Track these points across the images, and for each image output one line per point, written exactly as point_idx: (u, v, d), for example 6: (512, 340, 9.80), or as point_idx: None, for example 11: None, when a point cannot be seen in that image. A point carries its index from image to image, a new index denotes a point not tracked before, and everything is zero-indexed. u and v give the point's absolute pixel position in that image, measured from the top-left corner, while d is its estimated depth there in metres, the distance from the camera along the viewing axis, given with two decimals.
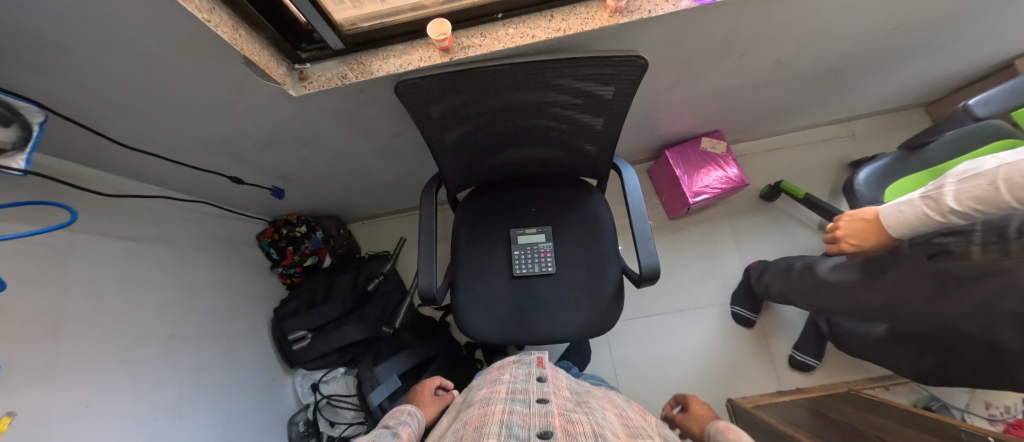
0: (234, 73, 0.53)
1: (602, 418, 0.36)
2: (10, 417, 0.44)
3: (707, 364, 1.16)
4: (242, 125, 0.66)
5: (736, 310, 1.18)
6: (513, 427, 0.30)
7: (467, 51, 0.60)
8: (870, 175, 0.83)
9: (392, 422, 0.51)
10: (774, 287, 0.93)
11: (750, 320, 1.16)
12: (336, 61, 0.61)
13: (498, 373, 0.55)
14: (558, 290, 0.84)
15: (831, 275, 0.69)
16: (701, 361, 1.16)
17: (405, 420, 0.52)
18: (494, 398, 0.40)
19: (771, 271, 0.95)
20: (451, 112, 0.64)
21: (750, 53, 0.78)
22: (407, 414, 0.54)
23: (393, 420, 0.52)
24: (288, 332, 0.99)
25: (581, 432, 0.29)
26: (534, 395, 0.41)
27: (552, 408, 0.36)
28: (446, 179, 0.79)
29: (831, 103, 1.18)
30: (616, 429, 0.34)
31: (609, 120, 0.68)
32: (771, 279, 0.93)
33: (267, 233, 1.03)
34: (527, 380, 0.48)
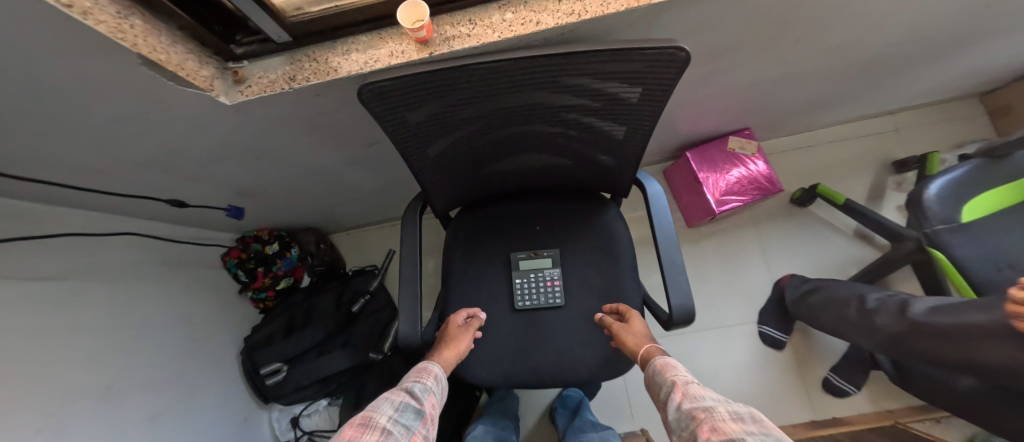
0: (139, 79, 0.39)
1: None
2: None
3: (732, 391, 1.05)
4: (175, 144, 0.52)
5: (764, 329, 1.07)
6: None
7: (452, 43, 0.46)
8: (948, 184, 0.70)
9: (416, 385, 0.54)
10: (834, 315, 0.84)
11: (781, 342, 1.06)
12: (282, 57, 0.47)
13: None
14: (567, 324, 0.72)
15: (921, 314, 0.60)
16: (724, 387, 1.05)
17: (428, 386, 0.56)
18: None
19: (831, 299, 0.85)
20: (433, 120, 0.50)
21: (803, 38, 0.63)
22: (432, 378, 0.58)
23: (416, 382, 0.55)
24: (262, 364, 0.88)
25: None
26: None
27: None
28: (433, 198, 0.65)
29: (879, 95, 1.02)
30: None
31: (633, 127, 0.54)
32: (831, 310, 0.85)
33: (233, 253, 0.91)
34: None
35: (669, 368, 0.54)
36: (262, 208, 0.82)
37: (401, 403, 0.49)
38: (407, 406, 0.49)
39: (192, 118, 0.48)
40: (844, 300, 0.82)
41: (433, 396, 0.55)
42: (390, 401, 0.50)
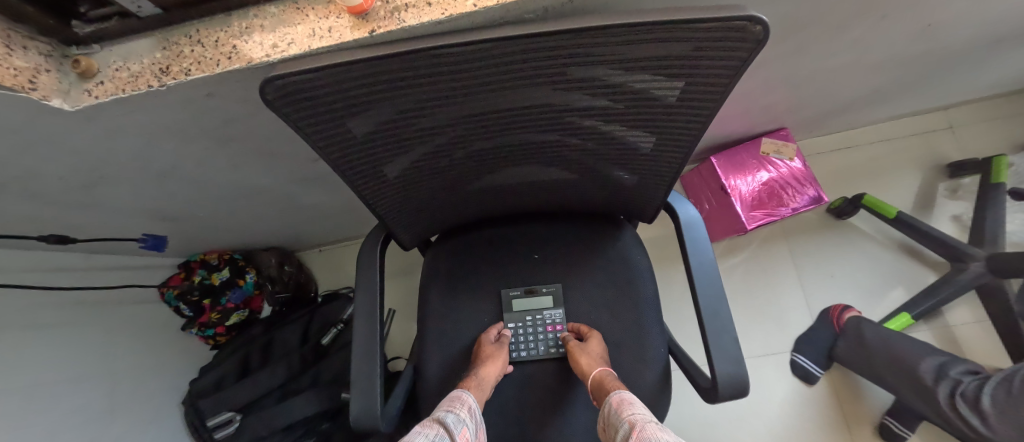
0: None
1: None
2: None
3: (761, 433, 0.91)
4: (25, 163, 0.37)
5: (798, 359, 0.92)
6: None
7: (402, 15, 0.31)
8: None
9: (448, 415, 0.45)
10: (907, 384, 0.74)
11: (815, 376, 0.91)
12: (153, 40, 0.32)
13: None
14: (573, 380, 0.57)
15: None
16: (752, 428, 0.91)
17: (462, 417, 0.46)
18: None
19: (898, 362, 0.75)
20: (380, 131, 0.34)
21: (892, 9, 0.47)
22: (467, 409, 0.47)
23: (448, 412, 0.46)
24: (208, 416, 0.73)
25: None
26: None
27: None
28: (399, 226, 0.51)
29: (946, 87, 0.85)
30: None
31: (666, 137, 0.38)
32: (902, 377, 0.75)
33: (174, 281, 0.76)
34: None
35: (626, 405, 0.44)
36: (196, 231, 0.68)
37: (434, 435, 0.41)
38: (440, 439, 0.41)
39: (26, 130, 0.33)
40: (917, 367, 0.72)
41: (468, 430, 0.45)
42: (422, 432, 0.42)
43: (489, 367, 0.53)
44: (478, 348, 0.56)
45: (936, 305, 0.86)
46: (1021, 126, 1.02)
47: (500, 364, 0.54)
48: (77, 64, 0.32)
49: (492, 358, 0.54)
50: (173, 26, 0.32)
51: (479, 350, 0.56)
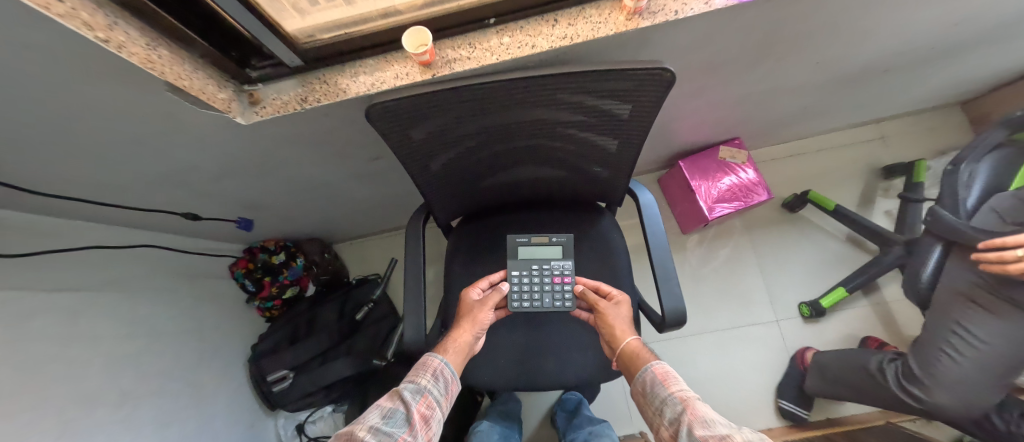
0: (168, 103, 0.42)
1: None
2: None
3: (732, 397, 1.06)
4: (190, 159, 0.55)
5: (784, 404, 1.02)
6: None
7: (453, 65, 0.50)
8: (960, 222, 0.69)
9: (407, 387, 0.51)
10: (858, 377, 0.85)
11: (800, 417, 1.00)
12: (294, 80, 0.50)
13: None
14: (567, 331, 0.72)
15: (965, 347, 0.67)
16: (724, 394, 1.06)
17: (424, 385, 0.52)
18: None
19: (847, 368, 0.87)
20: (436, 135, 0.52)
21: (788, 54, 0.66)
22: (430, 375, 0.54)
23: (410, 383, 0.52)
24: (268, 372, 0.89)
25: None
26: None
27: None
28: (435, 209, 0.69)
29: (865, 107, 1.05)
30: None
31: (624, 140, 0.57)
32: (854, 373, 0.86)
33: (241, 263, 0.93)
34: None
35: (669, 377, 0.48)
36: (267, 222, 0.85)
37: (388, 409, 0.47)
38: (394, 411, 0.47)
39: (208, 137, 0.51)
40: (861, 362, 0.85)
41: (430, 395, 0.52)
42: (380, 407, 0.48)
43: (460, 332, 0.61)
44: (462, 314, 0.64)
45: (866, 281, 1.05)
46: (936, 137, 1.22)
47: (473, 327, 0.61)
48: (248, 96, 0.51)
49: (467, 323, 0.61)
50: (308, 71, 0.50)
51: (461, 315, 0.64)
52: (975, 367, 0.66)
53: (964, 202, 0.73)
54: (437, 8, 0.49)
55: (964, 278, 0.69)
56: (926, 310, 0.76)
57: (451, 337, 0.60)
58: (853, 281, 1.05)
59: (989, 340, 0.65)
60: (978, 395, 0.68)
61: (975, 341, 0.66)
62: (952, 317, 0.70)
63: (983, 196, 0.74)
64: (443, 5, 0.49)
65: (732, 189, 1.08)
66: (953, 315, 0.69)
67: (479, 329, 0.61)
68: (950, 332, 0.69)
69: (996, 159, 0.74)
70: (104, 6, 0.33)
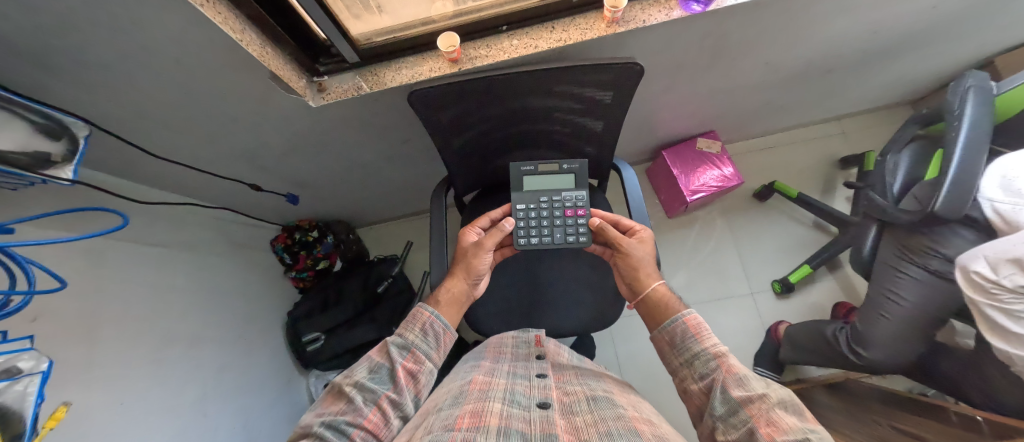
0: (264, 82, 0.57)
1: (590, 386, 0.58)
2: (68, 404, 0.48)
3: None
4: (263, 128, 0.70)
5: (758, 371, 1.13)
6: (519, 394, 0.52)
7: (475, 61, 0.65)
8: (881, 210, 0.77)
9: (394, 341, 0.56)
10: (819, 343, 0.96)
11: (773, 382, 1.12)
12: (351, 73, 0.66)
13: (500, 351, 0.70)
14: (565, 284, 0.84)
15: (895, 309, 0.77)
16: None
17: (411, 341, 0.56)
18: (500, 371, 0.60)
19: (811, 334, 0.98)
20: (459, 119, 0.67)
21: (740, 56, 0.82)
22: (418, 330, 0.57)
23: (397, 338, 0.57)
24: (302, 334, 1.01)
25: (569, 400, 0.52)
26: (534, 371, 0.61)
27: (548, 382, 0.57)
28: (454, 183, 0.83)
29: (825, 106, 1.20)
30: (594, 390, 0.56)
31: (609, 122, 0.71)
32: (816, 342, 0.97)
33: (281, 238, 1.10)
34: (528, 359, 0.66)
35: (700, 330, 0.53)
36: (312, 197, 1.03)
37: (376, 364, 0.54)
38: (381, 367, 0.54)
39: (283, 111, 0.66)
40: (821, 329, 0.96)
41: (417, 349, 0.56)
42: (370, 360, 0.55)
43: (453, 282, 0.67)
44: (457, 260, 0.68)
45: (829, 257, 1.19)
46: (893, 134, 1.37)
47: (466, 275, 0.67)
48: (315, 85, 0.66)
49: (460, 271, 0.67)
50: (363, 67, 0.66)
51: (456, 261, 0.68)
52: (902, 326, 0.77)
53: (890, 187, 0.84)
54: (463, 18, 0.64)
55: (891, 253, 0.79)
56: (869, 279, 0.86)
57: (443, 288, 0.66)
58: (817, 258, 1.19)
59: (913, 302, 0.75)
60: (904, 350, 0.79)
61: (902, 305, 0.76)
62: (885, 286, 0.80)
63: (906, 183, 0.84)
64: (468, 16, 0.64)
65: (714, 179, 1.17)
66: (886, 283, 0.79)
67: (473, 276, 0.67)
68: (884, 298, 0.79)
69: (914, 151, 0.85)
70: (239, 17, 0.49)
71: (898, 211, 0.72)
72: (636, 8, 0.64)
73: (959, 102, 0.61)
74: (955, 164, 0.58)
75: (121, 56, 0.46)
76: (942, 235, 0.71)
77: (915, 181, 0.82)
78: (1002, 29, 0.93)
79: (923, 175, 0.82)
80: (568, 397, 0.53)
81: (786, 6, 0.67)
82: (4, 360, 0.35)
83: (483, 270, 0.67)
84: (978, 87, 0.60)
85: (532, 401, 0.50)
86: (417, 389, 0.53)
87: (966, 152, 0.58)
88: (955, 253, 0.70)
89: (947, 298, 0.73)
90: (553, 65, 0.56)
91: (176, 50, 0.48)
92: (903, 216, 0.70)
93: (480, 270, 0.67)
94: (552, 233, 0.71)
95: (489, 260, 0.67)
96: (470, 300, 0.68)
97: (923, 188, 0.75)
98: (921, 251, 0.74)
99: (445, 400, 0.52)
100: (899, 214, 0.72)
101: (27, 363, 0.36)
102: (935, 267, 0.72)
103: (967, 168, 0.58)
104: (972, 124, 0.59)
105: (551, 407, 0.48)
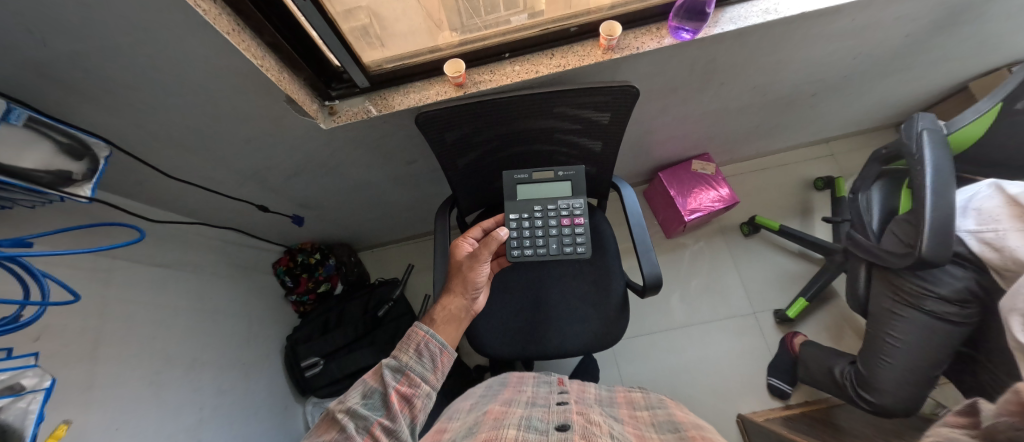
0: (281, 104, 0.61)
1: (616, 419, 0.53)
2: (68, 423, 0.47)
3: (728, 380, 1.13)
4: (275, 151, 0.73)
5: (773, 381, 1.08)
6: (536, 420, 0.49)
7: (480, 85, 0.68)
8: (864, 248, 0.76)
9: (389, 364, 0.54)
10: (830, 379, 0.91)
11: (788, 394, 1.06)
12: (362, 97, 0.69)
13: (521, 385, 0.67)
14: (569, 302, 0.83)
15: (895, 348, 0.72)
16: (723, 381, 1.12)
17: (405, 363, 0.54)
18: (516, 402, 0.57)
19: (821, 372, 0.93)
20: (463, 139, 0.70)
21: (727, 81, 0.86)
22: (415, 353, 0.55)
23: (392, 359, 0.54)
24: (302, 358, 0.99)
25: (587, 423, 0.48)
26: (555, 401, 0.58)
27: (570, 407, 0.54)
28: (458, 202, 0.85)
29: (811, 130, 1.25)
30: (616, 421, 0.51)
31: (607, 143, 0.74)
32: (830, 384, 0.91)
33: (283, 261, 1.10)
34: (551, 392, 0.62)
35: None
36: (317, 218, 1.04)
37: (370, 388, 0.52)
38: (374, 392, 0.52)
39: (295, 133, 0.69)
40: (830, 370, 0.91)
41: (412, 372, 0.53)
42: (365, 382, 0.53)
43: (450, 299, 0.67)
44: (453, 275, 0.68)
45: (821, 288, 1.12)
46: None
47: (463, 291, 0.67)
48: (327, 109, 0.70)
49: (457, 287, 0.67)
50: (372, 92, 0.70)
51: (452, 277, 0.68)
52: (908, 371, 0.71)
53: (870, 225, 0.79)
54: (468, 46, 0.68)
55: (884, 296, 0.74)
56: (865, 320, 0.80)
57: (440, 305, 0.66)
58: (810, 291, 1.13)
59: (915, 345, 0.70)
60: (918, 395, 0.71)
61: (901, 350, 0.71)
62: (882, 328, 0.74)
63: (884, 219, 0.80)
64: (473, 45, 0.68)
65: (711, 200, 1.18)
66: (883, 326, 0.74)
67: (470, 290, 0.67)
68: (883, 342, 0.74)
69: (883, 186, 0.83)
70: (261, 46, 0.53)
71: (881, 250, 0.71)
72: (630, 36, 0.69)
73: (917, 145, 0.65)
74: (929, 207, 0.60)
75: (154, 80, 0.49)
76: (932, 275, 0.67)
77: (893, 216, 0.78)
78: (970, 57, 0.99)
79: (898, 208, 0.79)
80: (586, 419, 0.49)
81: (767, 35, 0.72)
82: (6, 377, 0.34)
83: (480, 283, 0.67)
84: (931, 131, 0.65)
85: (550, 425, 0.48)
86: (413, 414, 0.50)
87: (937, 196, 0.60)
88: (948, 293, 0.65)
89: (950, 340, 0.67)
90: (547, 89, 0.61)
91: (205, 74, 0.51)
92: (893, 260, 0.67)
93: (476, 284, 0.67)
94: (548, 243, 0.75)
95: (486, 271, 0.68)
96: (469, 315, 0.68)
97: (901, 227, 0.70)
98: (915, 292, 0.69)
99: (458, 430, 0.50)
100: (886, 256, 0.69)
101: (30, 380, 0.35)
102: (932, 308, 0.67)
103: (940, 212, 0.59)
104: (934, 166, 0.62)
105: (564, 428, 0.46)
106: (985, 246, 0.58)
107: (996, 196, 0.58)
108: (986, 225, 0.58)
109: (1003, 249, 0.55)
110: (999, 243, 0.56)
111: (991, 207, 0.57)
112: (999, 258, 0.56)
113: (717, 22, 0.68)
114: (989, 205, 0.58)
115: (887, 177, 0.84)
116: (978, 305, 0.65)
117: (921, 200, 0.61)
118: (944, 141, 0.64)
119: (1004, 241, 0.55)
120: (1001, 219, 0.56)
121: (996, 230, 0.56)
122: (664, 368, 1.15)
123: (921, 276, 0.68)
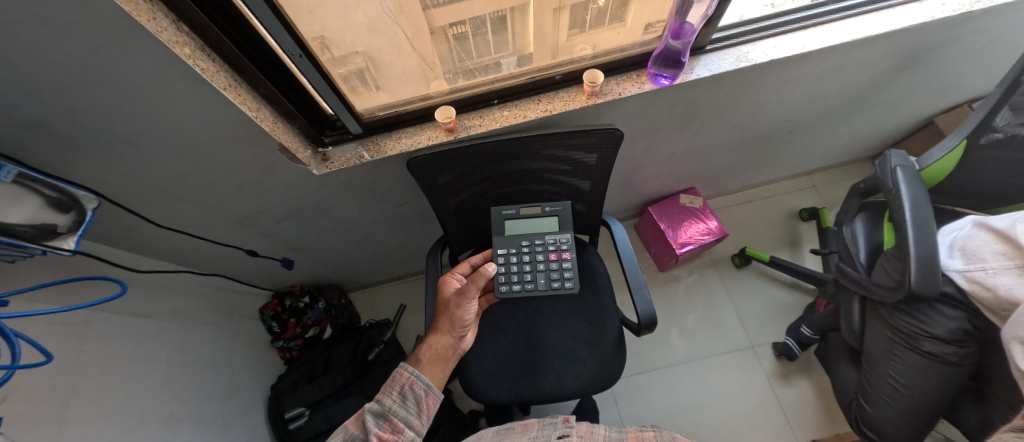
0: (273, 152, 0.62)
1: None
2: None
3: (734, 419, 1.08)
4: (266, 197, 0.73)
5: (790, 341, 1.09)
6: None
7: (469, 129, 0.71)
8: (855, 279, 0.76)
9: (371, 409, 0.51)
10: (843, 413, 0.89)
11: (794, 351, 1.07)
12: (356, 143, 0.72)
13: (526, 429, 0.64)
14: (563, 341, 0.81)
15: (898, 388, 0.70)
16: (728, 421, 1.08)
17: (389, 407, 0.51)
18: None
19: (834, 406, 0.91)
20: (454, 181, 0.71)
21: (706, 121, 0.91)
22: (399, 396, 0.53)
23: (375, 403, 0.52)
24: (286, 410, 0.93)
25: None
26: None
27: None
28: (450, 242, 0.85)
29: (792, 164, 1.30)
30: None
31: (594, 182, 0.76)
32: None
33: (270, 305, 1.07)
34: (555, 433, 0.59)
35: None
36: (308, 260, 1.03)
37: (351, 435, 0.48)
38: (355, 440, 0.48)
39: (286, 179, 0.70)
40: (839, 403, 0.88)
41: (395, 417, 0.50)
42: (346, 430, 0.49)
43: (438, 338, 0.65)
44: (440, 312, 0.67)
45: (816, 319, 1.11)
46: None
47: (450, 330, 0.66)
48: (320, 155, 0.71)
49: (444, 325, 0.66)
50: (366, 138, 0.72)
51: (439, 315, 0.67)
52: (911, 411, 0.69)
53: (856, 257, 0.81)
54: (459, 94, 0.72)
55: (882, 334, 0.74)
56: (864, 357, 0.79)
57: (426, 344, 0.64)
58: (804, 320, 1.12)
59: (918, 386, 0.68)
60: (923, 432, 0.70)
61: (903, 390, 0.69)
62: (883, 367, 0.73)
63: (871, 252, 0.81)
64: (463, 92, 0.72)
65: (701, 233, 1.20)
66: (883, 366, 0.73)
67: (458, 328, 0.66)
68: (884, 382, 0.72)
69: (865, 220, 0.85)
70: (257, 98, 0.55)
71: (871, 282, 0.72)
72: (612, 82, 0.73)
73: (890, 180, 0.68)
74: (913, 241, 0.61)
75: (143, 132, 0.50)
76: (923, 313, 0.66)
77: (878, 249, 0.80)
78: (932, 96, 1.06)
79: (882, 241, 0.80)
80: None
81: (741, 80, 0.77)
82: None
83: (468, 320, 0.66)
84: (904, 165, 0.69)
85: None
86: None
87: (919, 232, 0.61)
88: (942, 333, 0.64)
89: (952, 381, 0.65)
90: (531, 134, 0.64)
91: (199, 126, 0.52)
92: (883, 293, 0.68)
93: (463, 322, 0.66)
94: (537, 280, 0.74)
95: (474, 309, 0.67)
96: (456, 354, 0.66)
97: (889, 261, 0.71)
98: (909, 332, 0.68)
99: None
100: (879, 290, 0.69)
101: None
102: (929, 350, 0.65)
103: (924, 246, 0.60)
104: (911, 200, 0.64)
105: None
106: (974, 285, 0.57)
107: (980, 233, 0.59)
108: (973, 264, 0.58)
109: (992, 288, 0.55)
110: (986, 281, 0.55)
111: (976, 245, 0.59)
112: (992, 297, 0.55)
113: (693, 68, 0.73)
114: (972, 243, 0.60)
115: (868, 210, 0.86)
116: (974, 344, 0.63)
117: (904, 234, 0.63)
118: (918, 176, 0.67)
119: (993, 280, 0.55)
120: (986, 257, 0.57)
121: (983, 268, 0.57)
122: (665, 407, 1.11)
123: (912, 313, 0.67)
